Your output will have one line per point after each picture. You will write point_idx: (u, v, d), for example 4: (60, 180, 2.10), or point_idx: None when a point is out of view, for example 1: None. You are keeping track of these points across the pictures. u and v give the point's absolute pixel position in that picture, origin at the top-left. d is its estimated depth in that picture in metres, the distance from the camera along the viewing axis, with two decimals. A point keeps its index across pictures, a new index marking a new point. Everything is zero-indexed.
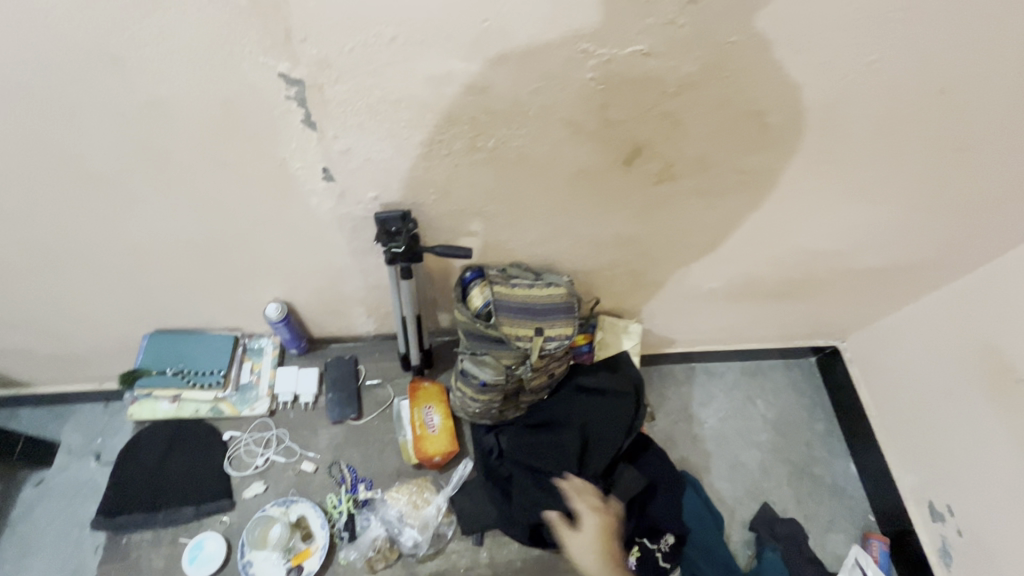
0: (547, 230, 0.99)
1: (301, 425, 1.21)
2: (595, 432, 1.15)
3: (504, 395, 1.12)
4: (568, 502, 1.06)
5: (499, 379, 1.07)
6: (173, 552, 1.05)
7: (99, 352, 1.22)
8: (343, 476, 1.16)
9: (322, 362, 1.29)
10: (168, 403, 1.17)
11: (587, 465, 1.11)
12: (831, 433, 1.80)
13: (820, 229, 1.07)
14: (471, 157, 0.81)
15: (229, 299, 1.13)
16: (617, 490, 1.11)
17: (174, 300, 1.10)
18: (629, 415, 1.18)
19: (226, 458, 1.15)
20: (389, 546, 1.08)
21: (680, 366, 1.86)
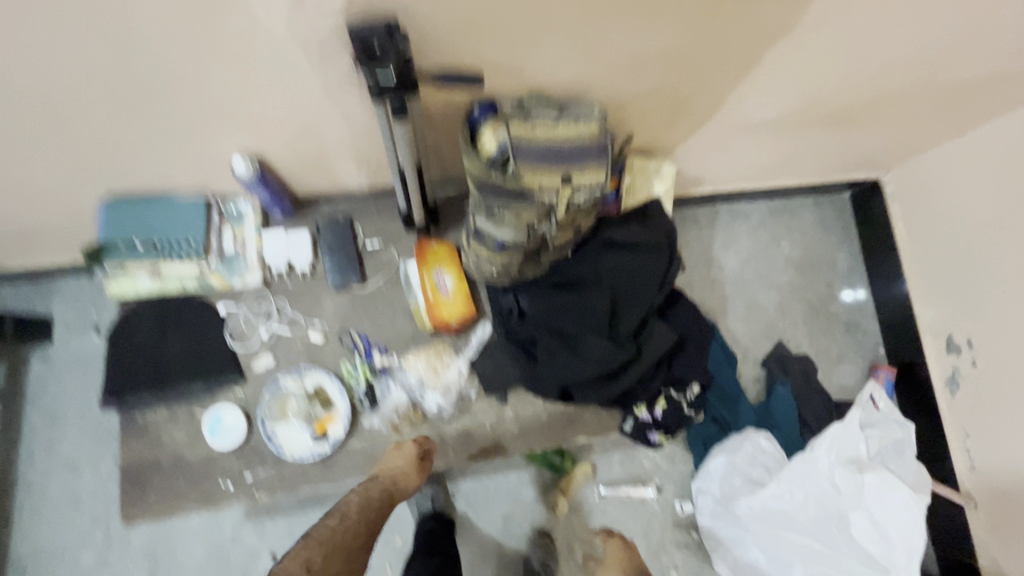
0: (577, 42, 0.78)
1: (301, 293, 1.11)
2: (626, 290, 1.04)
3: (525, 254, 0.99)
4: (597, 363, 1.01)
5: (520, 238, 0.93)
6: (192, 424, 1.03)
7: (54, 224, 1.06)
8: (356, 344, 1.09)
9: (312, 224, 1.13)
10: (149, 277, 1.05)
11: (618, 325, 1.03)
12: (854, 271, 1.73)
13: (914, 20, 0.84)
14: None
15: (186, 154, 0.93)
16: (648, 349, 1.05)
17: (119, 157, 0.90)
18: (661, 269, 1.08)
19: (227, 333, 1.06)
20: (412, 410, 1.06)
21: (704, 210, 1.71)
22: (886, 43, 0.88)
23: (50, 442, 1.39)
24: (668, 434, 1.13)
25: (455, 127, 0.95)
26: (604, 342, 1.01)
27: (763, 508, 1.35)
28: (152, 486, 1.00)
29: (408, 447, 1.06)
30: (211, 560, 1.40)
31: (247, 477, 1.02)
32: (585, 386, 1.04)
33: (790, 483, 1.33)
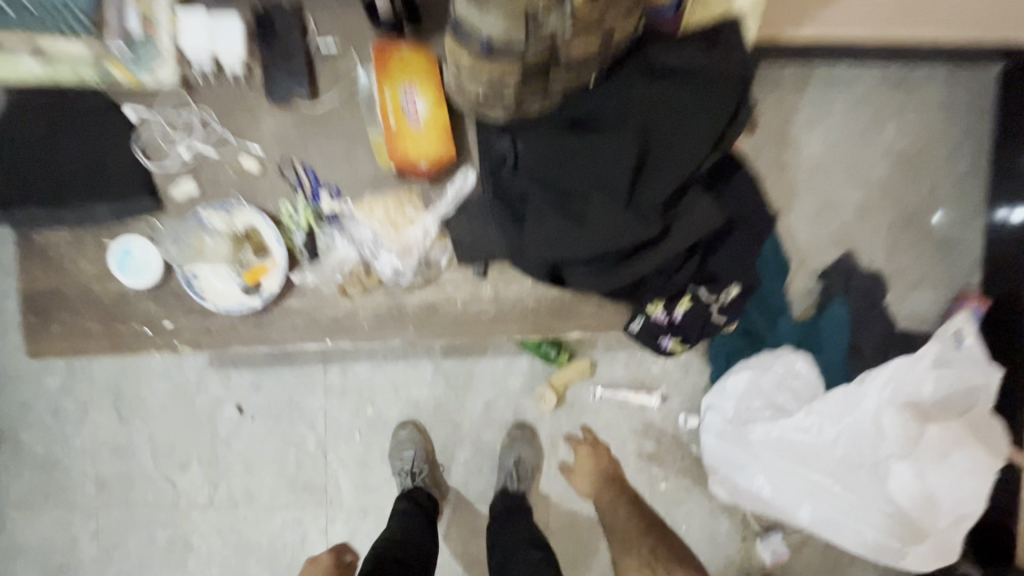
0: None
1: (231, 105, 0.84)
2: (662, 142, 0.75)
3: (524, 71, 0.66)
4: (605, 236, 0.74)
5: (517, 36, 0.59)
6: (101, 256, 0.84)
7: None
8: (300, 180, 0.85)
9: (248, 8, 0.83)
10: (31, 61, 0.76)
11: (643, 189, 0.74)
12: (974, 175, 1.32)
13: None
14: None
15: None
16: (681, 230, 0.76)
17: None
18: (721, 118, 0.76)
19: (137, 146, 0.84)
20: (363, 272, 0.85)
21: (794, 68, 1.28)
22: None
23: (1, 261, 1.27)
24: (684, 342, 0.89)
25: None
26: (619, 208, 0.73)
27: (782, 438, 1.15)
28: (57, 321, 0.85)
29: (358, 316, 0.87)
30: (176, 402, 1.34)
31: (166, 324, 0.86)
32: (583, 266, 0.78)
33: (823, 417, 1.12)
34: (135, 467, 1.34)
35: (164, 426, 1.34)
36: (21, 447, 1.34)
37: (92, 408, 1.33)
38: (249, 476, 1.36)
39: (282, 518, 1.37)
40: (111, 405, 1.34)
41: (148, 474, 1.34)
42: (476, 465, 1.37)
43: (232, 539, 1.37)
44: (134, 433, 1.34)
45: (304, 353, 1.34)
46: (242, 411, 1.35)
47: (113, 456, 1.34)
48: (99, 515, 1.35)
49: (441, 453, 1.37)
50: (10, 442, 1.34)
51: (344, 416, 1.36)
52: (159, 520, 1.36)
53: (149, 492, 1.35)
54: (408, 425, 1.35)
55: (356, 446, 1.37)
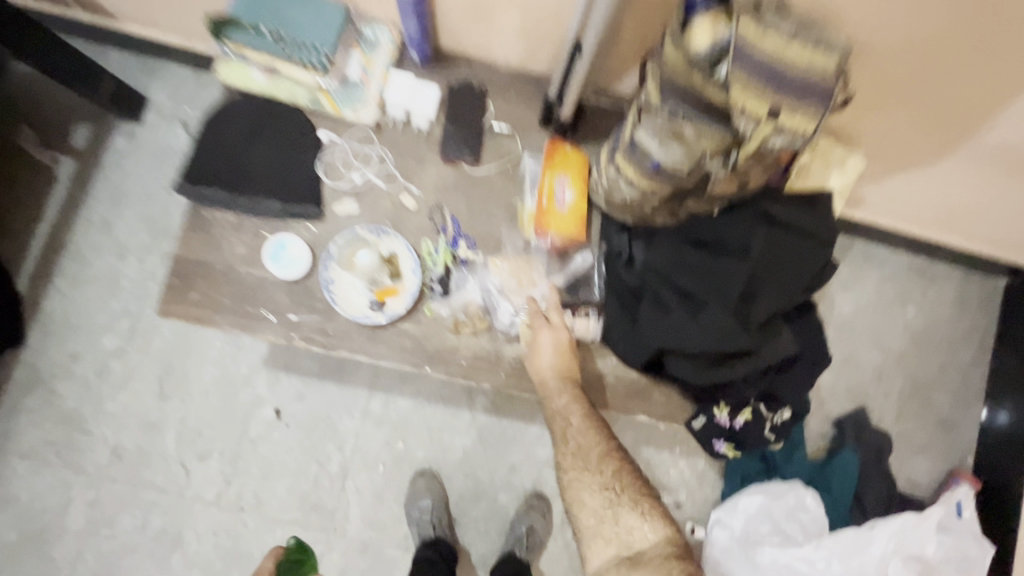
0: None
1: (401, 147, 0.98)
2: (820, 237, 0.90)
3: (718, 150, 0.75)
4: (729, 323, 0.83)
5: (715, 136, 0.73)
6: (240, 225, 0.94)
7: None
8: (445, 226, 0.97)
9: (444, 83, 1.00)
10: (261, 73, 0.94)
11: (690, 291, 0.86)
12: (977, 366, 1.58)
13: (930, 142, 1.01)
14: None
15: None
16: (769, 347, 0.86)
17: None
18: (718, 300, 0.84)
19: (320, 166, 0.95)
20: (480, 316, 0.95)
21: (858, 248, 1.58)
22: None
23: (110, 218, 1.38)
24: None
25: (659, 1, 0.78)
26: (699, 311, 0.84)
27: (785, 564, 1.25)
28: (196, 288, 0.93)
29: None
30: (219, 392, 1.36)
31: (289, 316, 0.93)
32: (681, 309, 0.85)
33: (830, 554, 1.24)
34: (157, 445, 1.34)
35: (201, 413, 1.36)
36: (54, 396, 1.33)
37: (138, 376, 1.35)
38: (264, 482, 1.35)
39: (282, 535, 1.34)
40: (157, 379, 1.35)
41: (167, 456, 1.34)
42: (485, 527, 1.38)
43: (225, 544, 1.33)
44: (168, 411, 1.35)
45: (352, 375, 1.40)
46: (279, 415, 1.37)
47: (139, 430, 1.34)
48: (103, 485, 1.32)
49: (455, 506, 1.39)
50: (42, 386, 1.33)
51: (372, 447, 1.39)
52: (159, 506, 1.33)
53: (160, 474, 1.33)
54: (426, 474, 1.38)
55: (375, 478, 1.38)
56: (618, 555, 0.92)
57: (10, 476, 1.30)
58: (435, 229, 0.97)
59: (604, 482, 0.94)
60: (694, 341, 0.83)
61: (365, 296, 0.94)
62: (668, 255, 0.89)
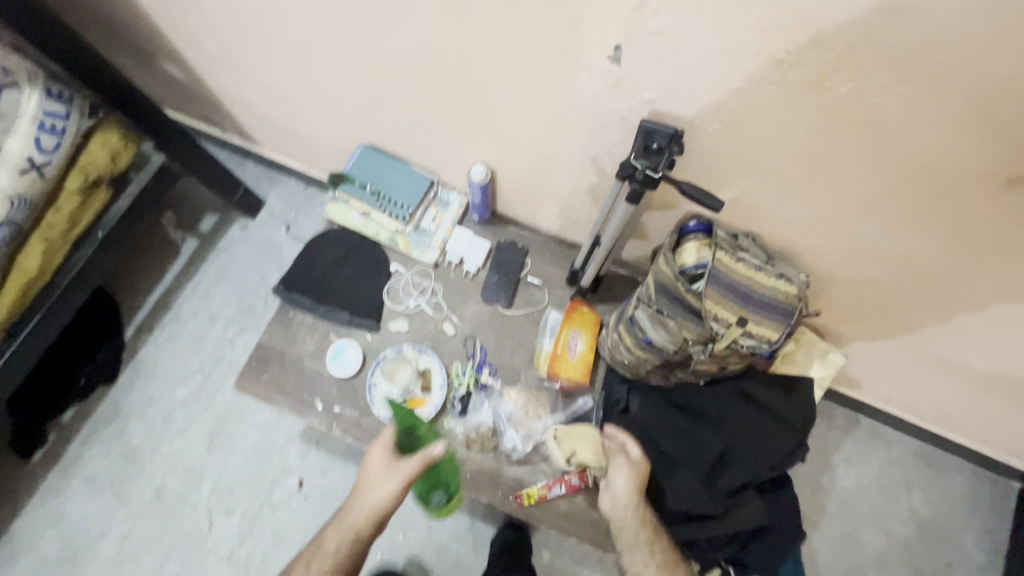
0: (787, 221, 0.85)
1: (451, 285, 1.22)
2: (790, 422, 1.03)
3: (697, 341, 0.92)
4: (697, 486, 0.97)
5: (692, 330, 0.90)
6: (314, 326, 1.18)
7: (332, 142, 1.32)
8: (474, 353, 1.17)
9: (494, 239, 1.25)
10: (357, 215, 1.22)
11: (668, 451, 1.00)
12: (987, 569, 1.54)
13: (906, 352, 1.10)
14: (731, 127, 0.68)
15: (452, 152, 1.13)
16: (734, 514, 0.97)
17: (412, 132, 1.12)
18: (691, 463, 0.98)
19: (386, 291, 1.20)
20: (488, 437, 1.10)
21: (864, 424, 1.64)
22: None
23: (209, 290, 1.67)
24: None
25: (664, 217, 1.01)
26: (673, 469, 0.99)
27: None
28: (268, 372, 1.15)
29: None
30: (256, 455, 1.54)
31: (333, 408, 1.13)
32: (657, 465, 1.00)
33: None
34: (193, 493, 1.51)
35: (236, 471, 1.53)
36: (123, 432, 1.55)
37: (194, 427, 1.56)
38: (273, 547, 1.47)
39: None
40: (208, 433, 1.56)
41: (197, 505, 1.50)
42: None
43: None
44: (210, 464, 1.54)
45: None
46: (301, 486, 1.52)
47: (183, 476, 1.52)
48: (138, 521, 1.48)
49: None
50: (117, 421, 1.56)
51: None
52: (179, 551, 1.46)
53: (188, 521, 1.49)
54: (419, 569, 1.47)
55: (372, 563, 1.48)
56: None
57: (68, 497, 1.49)
58: (465, 354, 1.17)
59: None
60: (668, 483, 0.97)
61: (397, 401, 1.12)
62: (655, 414, 1.04)
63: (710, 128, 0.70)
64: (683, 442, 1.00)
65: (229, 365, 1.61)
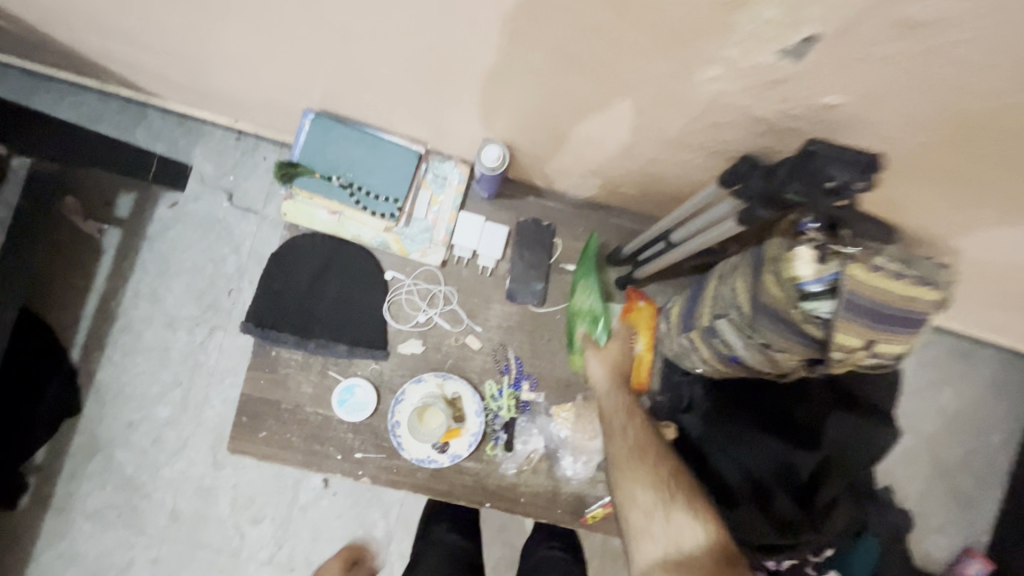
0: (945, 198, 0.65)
1: (466, 286, 0.97)
2: (881, 408, 0.89)
3: (807, 365, 0.73)
4: (786, 505, 0.82)
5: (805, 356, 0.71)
6: (307, 363, 0.94)
7: (268, 106, 0.95)
8: (508, 365, 0.98)
9: (511, 219, 0.98)
10: (327, 214, 0.91)
11: (753, 470, 0.84)
12: (1004, 450, 1.61)
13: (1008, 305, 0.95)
14: (953, 80, 0.46)
15: (447, 123, 0.80)
16: (828, 524, 0.86)
17: (386, 100, 0.78)
18: (783, 481, 0.83)
19: (386, 306, 0.95)
20: (543, 466, 0.96)
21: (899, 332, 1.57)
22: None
23: (157, 289, 1.38)
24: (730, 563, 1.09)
25: None
26: (758, 489, 0.84)
27: None
28: (266, 426, 0.94)
29: None
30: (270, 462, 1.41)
31: (355, 455, 0.95)
32: (740, 487, 0.84)
33: None
34: (212, 509, 1.40)
35: (253, 481, 1.41)
36: (112, 462, 1.38)
37: (191, 445, 1.39)
38: (314, 545, 1.42)
39: None
40: (209, 447, 1.40)
41: (221, 520, 1.40)
42: None
43: None
44: (222, 478, 1.41)
45: None
46: (327, 484, 1.43)
47: (195, 495, 1.40)
48: (163, 546, 1.39)
49: None
50: (101, 452, 1.37)
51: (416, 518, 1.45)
52: (215, 565, 1.40)
53: (216, 537, 1.40)
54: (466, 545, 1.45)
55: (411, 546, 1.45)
56: (664, 558, 0.73)
57: (76, 536, 1.37)
58: (499, 367, 0.97)
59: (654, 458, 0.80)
60: (775, 509, 0.83)
61: (429, 442, 0.94)
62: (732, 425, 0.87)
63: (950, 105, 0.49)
64: (769, 456, 0.84)
65: (209, 373, 1.39)
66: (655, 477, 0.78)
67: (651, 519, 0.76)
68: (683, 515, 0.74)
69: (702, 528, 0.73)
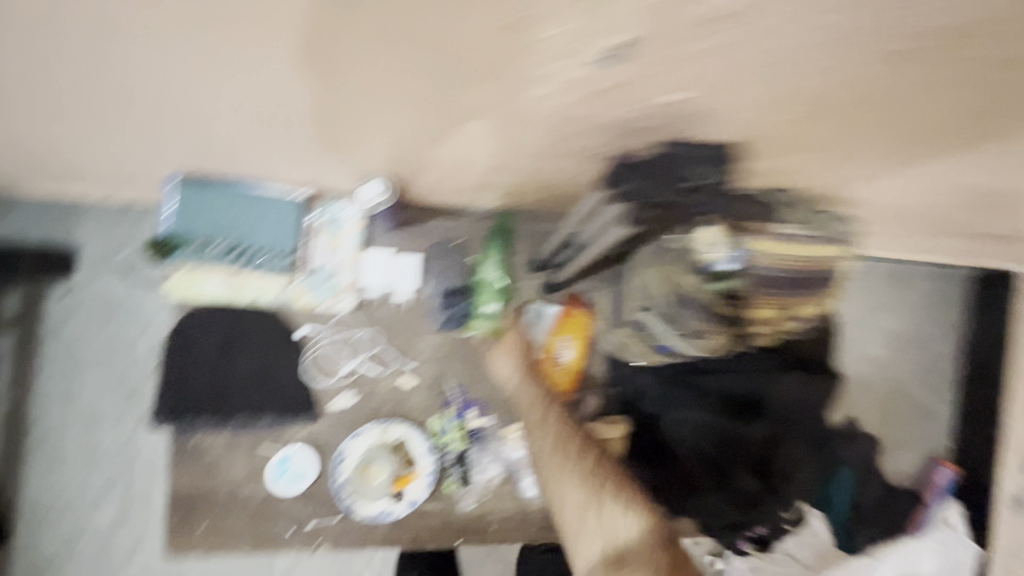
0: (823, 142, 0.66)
1: (388, 325, 0.92)
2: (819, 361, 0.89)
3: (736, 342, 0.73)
4: (745, 481, 0.82)
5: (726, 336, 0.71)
6: (234, 443, 0.88)
7: None
8: (449, 397, 0.94)
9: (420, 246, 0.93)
10: (219, 282, 0.85)
11: (711, 454, 0.83)
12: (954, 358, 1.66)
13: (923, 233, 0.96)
14: None
15: (318, 167, 0.74)
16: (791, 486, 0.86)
17: (244, 157, 0.71)
18: (740, 458, 0.82)
19: (306, 364, 0.89)
20: (505, 490, 0.92)
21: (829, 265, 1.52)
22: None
23: None
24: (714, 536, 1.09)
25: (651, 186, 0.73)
26: (718, 473, 0.82)
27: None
28: (204, 519, 0.87)
29: None
30: None
31: (307, 526, 0.89)
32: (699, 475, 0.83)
33: None
34: None
35: None
36: None
37: None
38: None
39: None
40: None
41: None
42: None
43: None
44: None
45: None
46: None
47: None
48: None
49: None
50: None
51: None
52: None
53: None
54: None
55: None
56: (604, 552, 0.75)
57: None
58: (439, 401, 0.93)
59: (582, 469, 0.79)
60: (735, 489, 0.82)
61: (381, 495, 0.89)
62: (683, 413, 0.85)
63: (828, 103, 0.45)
64: (722, 437, 0.82)
65: None
66: (582, 472, 0.78)
67: (585, 518, 0.77)
68: (615, 509, 0.76)
69: (630, 519, 0.75)
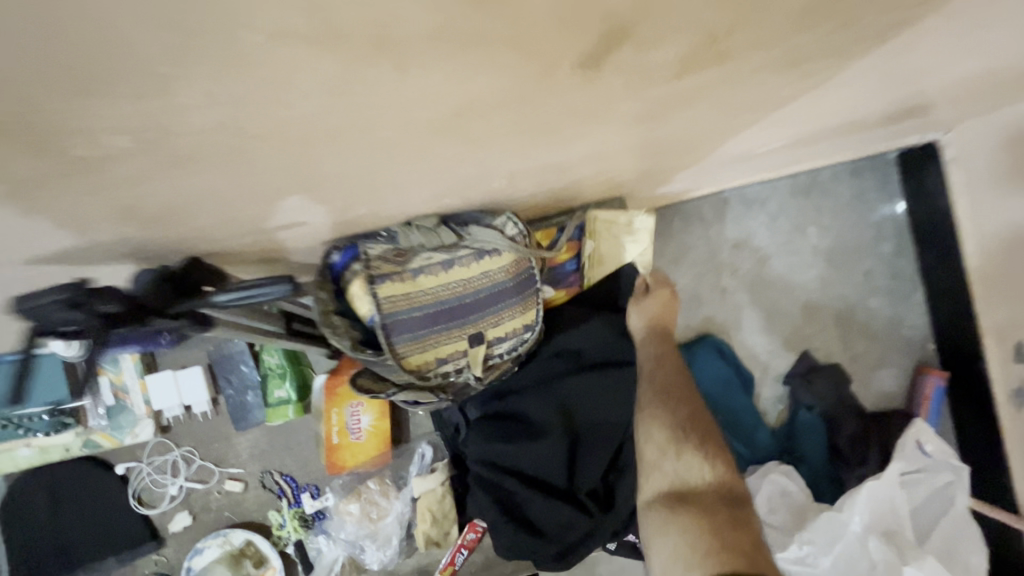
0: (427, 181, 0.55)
1: (202, 437, 0.93)
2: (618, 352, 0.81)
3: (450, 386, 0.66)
4: (544, 509, 0.75)
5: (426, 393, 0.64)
6: None
7: None
8: (282, 488, 0.93)
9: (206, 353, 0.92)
10: (27, 448, 0.86)
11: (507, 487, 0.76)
12: None
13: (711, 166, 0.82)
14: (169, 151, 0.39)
15: None
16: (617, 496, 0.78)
17: None
18: (536, 485, 0.76)
19: (134, 498, 0.92)
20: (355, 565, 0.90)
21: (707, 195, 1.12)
22: (972, 51, 0.57)
23: None
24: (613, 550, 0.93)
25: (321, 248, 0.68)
26: (517, 507, 0.76)
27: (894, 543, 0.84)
28: None
29: None
30: None
31: None
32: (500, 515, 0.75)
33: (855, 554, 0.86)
34: None
35: None
36: None
37: None
38: None
39: None
40: None
41: None
42: None
43: None
44: None
45: None
46: None
47: None
48: None
49: None
50: None
51: None
52: None
53: None
54: None
55: None
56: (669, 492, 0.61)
57: None
58: (272, 494, 0.93)
59: (674, 416, 0.65)
60: (537, 519, 0.76)
61: None
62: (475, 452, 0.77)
63: (308, 169, 0.41)
64: (514, 466, 0.76)
65: None
66: (680, 421, 0.65)
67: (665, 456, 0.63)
68: (692, 452, 0.62)
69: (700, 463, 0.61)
